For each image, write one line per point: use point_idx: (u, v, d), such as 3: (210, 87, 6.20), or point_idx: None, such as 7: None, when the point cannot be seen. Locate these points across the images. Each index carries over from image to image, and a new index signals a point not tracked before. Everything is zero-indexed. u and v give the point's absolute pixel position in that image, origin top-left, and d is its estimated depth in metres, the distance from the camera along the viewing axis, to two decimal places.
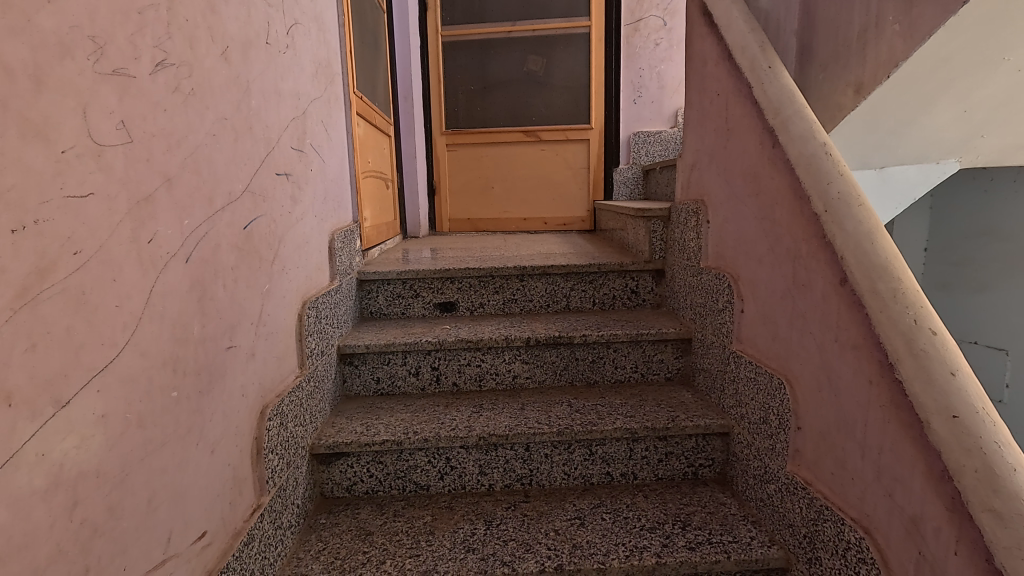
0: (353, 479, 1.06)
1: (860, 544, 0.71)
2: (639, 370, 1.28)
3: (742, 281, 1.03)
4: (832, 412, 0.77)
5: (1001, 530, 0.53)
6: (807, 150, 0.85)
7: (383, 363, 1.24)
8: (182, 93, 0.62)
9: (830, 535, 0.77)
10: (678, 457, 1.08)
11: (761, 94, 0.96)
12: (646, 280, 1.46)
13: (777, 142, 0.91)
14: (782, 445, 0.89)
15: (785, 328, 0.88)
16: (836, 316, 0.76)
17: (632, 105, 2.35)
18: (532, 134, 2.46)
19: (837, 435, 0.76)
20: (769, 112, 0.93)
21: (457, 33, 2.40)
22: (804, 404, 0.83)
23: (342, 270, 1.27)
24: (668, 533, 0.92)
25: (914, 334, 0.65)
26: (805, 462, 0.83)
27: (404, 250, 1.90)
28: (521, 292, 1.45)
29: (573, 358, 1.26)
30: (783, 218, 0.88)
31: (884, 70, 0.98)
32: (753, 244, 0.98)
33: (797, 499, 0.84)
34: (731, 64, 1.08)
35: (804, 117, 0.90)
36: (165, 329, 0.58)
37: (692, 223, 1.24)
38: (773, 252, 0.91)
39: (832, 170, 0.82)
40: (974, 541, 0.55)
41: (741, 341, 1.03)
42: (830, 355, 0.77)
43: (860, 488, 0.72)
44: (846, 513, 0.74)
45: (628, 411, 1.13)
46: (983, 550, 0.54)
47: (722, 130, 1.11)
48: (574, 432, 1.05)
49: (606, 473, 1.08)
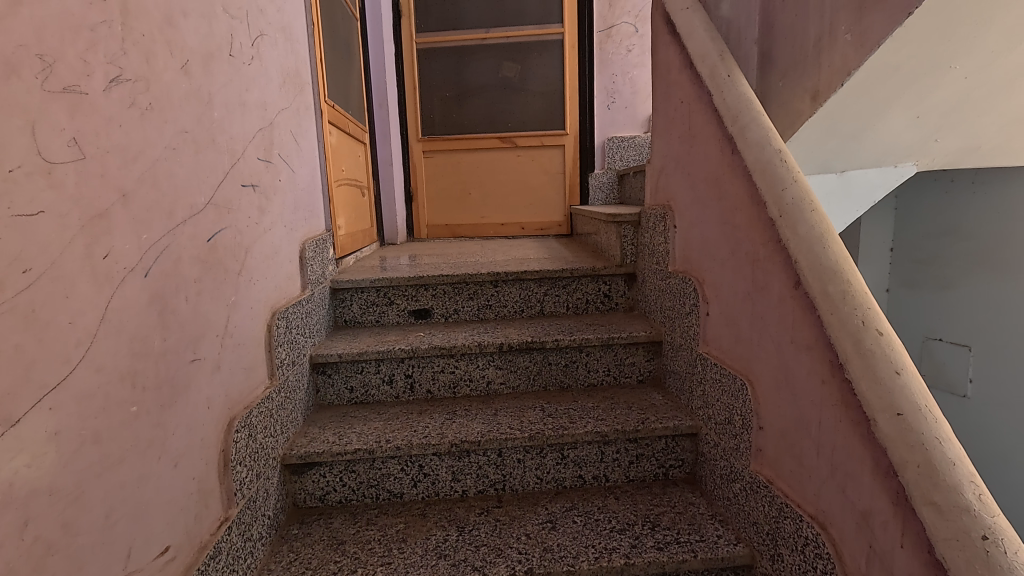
0: (326, 488, 1.06)
1: (817, 540, 0.73)
2: (611, 373, 1.29)
3: (707, 284, 1.05)
4: (789, 411, 0.79)
5: (940, 522, 0.55)
6: (763, 156, 0.88)
7: (356, 372, 1.24)
8: (139, 108, 0.63)
9: (790, 532, 0.79)
10: (648, 459, 1.10)
11: (720, 102, 0.99)
12: (618, 284, 1.48)
13: (736, 149, 0.93)
14: (745, 444, 0.91)
15: (746, 330, 0.90)
16: (792, 318, 0.78)
17: (607, 110, 2.39)
18: (508, 140, 2.48)
19: (795, 433, 0.78)
20: (728, 119, 0.96)
21: (432, 40, 2.41)
22: (764, 404, 0.86)
23: (314, 279, 1.27)
24: (637, 533, 0.93)
25: (861, 334, 0.67)
26: (767, 461, 0.85)
27: (381, 257, 1.90)
28: (495, 298, 1.46)
29: (546, 362, 1.27)
30: (743, 222, 0.91)
31: (838, 78, 1.02)
32: (716, 248, 1.01)
33: (760, 498, 0.86)
34: (692, 72, 1.10)
35: (761, 124, 0.92)
36: (123, 343, 0.58)
37: (660, 228, 1.27)
38: (734, 256, 0.94)
39: (786, 175, 0.84)
40: (917, 533, 0.57)
41: (707, 342, 1.05)
42: (787, 356, 0.79)
43: (816, 484, 0.74)
44: (804, 510, 0.76)
45: (599, 414, 1.14)
46: (925, 545, 0.56)
47: (686, 136, 1.14)
48: (545, 437, 1.06)
49: (578, 476, 1.09)
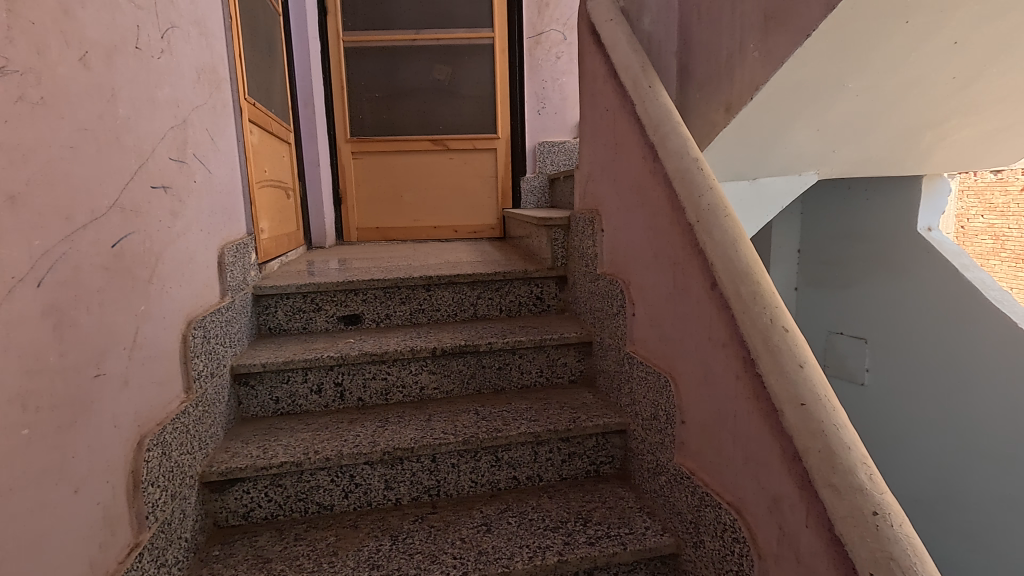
0: (250, 505, 1.01)
1: (734, 525, 0.78)
2: (544, 374, 1.32)
3: (633, 286, 1.09)
4: (708, 405, 0.84)
5: (838, 501, 0.60)
6: (681, 164, 0.93)
7: (281, 382, 1.19)
8: (29, 103, 0.57)
9: (711, 519, 0.83)
10: (580, 456, 1.13)
11: (642, 111, 1.03)
12: (550, 286, 1.51)
13: (657, 157, 0.98)
14: (670, 438, 0.95)
15: (669, 329, 0.95)
16: (709, 317, 0.83)
17: (537, 115, 2.43)
18: (440, 142, 2.46)
19: (713, 426, 0.83)
20: (650, 129, 1.00)
21: (360, 39, 2.36)
22: (685, 399, 0.90)
23: (235, 286, 1.21)
24: (570, 530, 0.95)
25: (769, 332, 0.73)
26: (689, 453, 0.90)
27: (308, 262, 1.83)
28: (428, 302, 1.45)
29: (480, 366, 1.28)
30: (664, 226, 0.95)
31: (748, 92, 1.09)
32: (640, 251, 1.05)
33: (683, 488, 0.91)
34: (616, 82, 1.15)
35: (680, 134, 0.97)
36: (12, 360, 0.53)
37: (588, 232, 1.31)
38: (657, 259, 0.98)
39: (703, 183, 0.89)
40: (818, 513, 0.62)
41: (633, 342, 1.09)
42: (705, 353, 0.84)
43: (732, 473, 0.79)
44: (723, 498, 0.81)
45: (532, 415, 1.16)
46: (824, 521, 0.62)
47: (611, 143, 1.18)
48: (479, 440, 1.06)
49: (513, 477, 1.11)
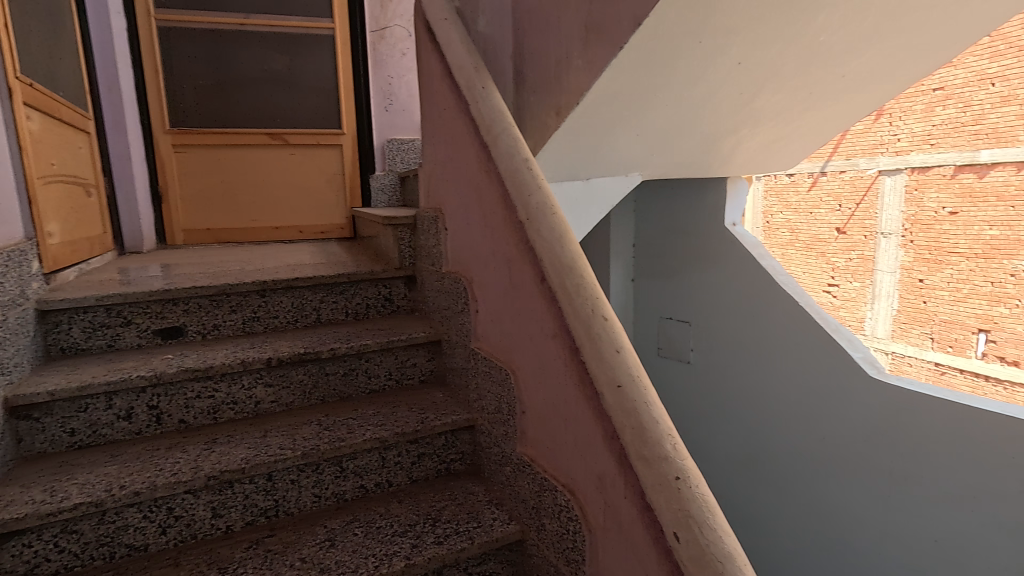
0: (34, 560, 0.85)
1: (569, 505, 0.83)
2: (393, 377, 1.29)
3: (475, 283, 1.11)
4: (543, 395, 0.88)
5: (648, 471, 0.67)
6: (512, 164, 0.96)
7: (77, 410, 1.02)
8: None
9: (549, 502, 0.88)
10: (430, 457, 1.12)
11: (475, 111, 1.05)
12: (399, 286, 1.48)
13: (490, 157, 1.00)
14: (513, 429, 0.99)
15: (507, 324, 0.98)
16: (540, 311, 0.87)
17: (384, 112, 2.37)
18: (279, 137, 2.29)
19: (548, 414, 0.87)
20: (483, 128, 1.03)
21: (178, 19, 2.11)
22: (524, 390, 0.94)
23: (8, 301, 1.01)
24: (418, 533, 0.94)
25: (591, 322, 0.78)
26: (530, 442, 0.94)
27: (117, 269, 1.59)
28: (264, 309, 1.34)
29: (323, 373, 1.21)
30: (499, 224, 0.98)
31: (574, 98, 1.16)
32: (479, 249, 1.07)
33: (526, 476, 0.95)
34: (451, 81, 1.16)
35: (511, 135, 1.01)
36: None
37: (432, 231, 1.30)
38: (494, 256, 1.01)
39: (532, 182, 0.93)
40: (634, 484, 0.69)
41: (478, 338, 1.11)
42: (539, 345, 0.88)
43: (565, 457, 0.84)
44: (559, 481, 0.86)
45: (380, 420, 1.13)
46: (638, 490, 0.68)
47: (449, 142, 1.18)
48: (320, 452, 1.00)
49: (360, 486, 1.07)
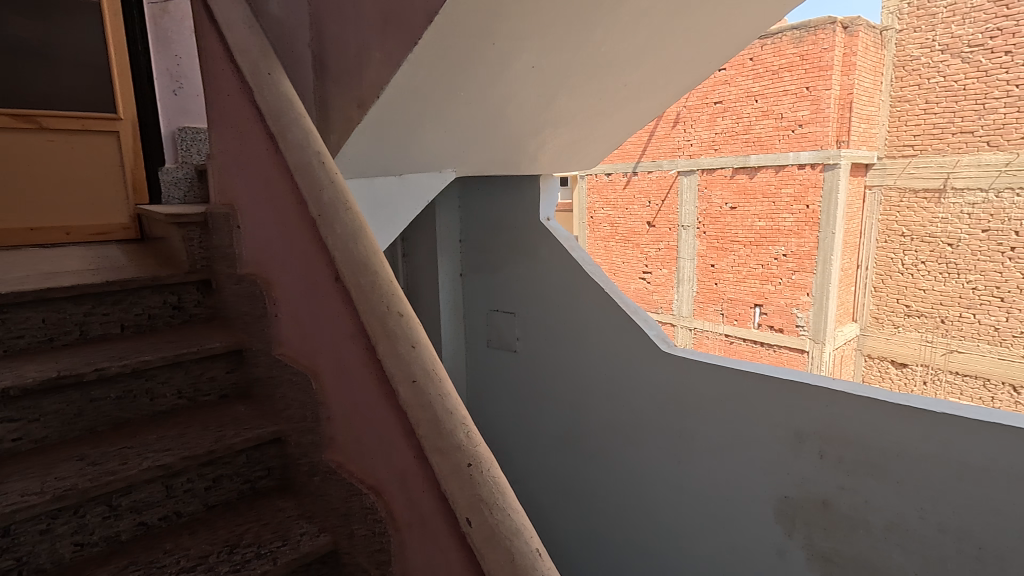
0: None
1: (375, 508, 0.81)
2: (184, 396, 1.15)
3: (273, 285, 1.03)
4: (346, 398, 0.85)
5: (443, 461, 0.68)
6: (303, 157, 0.91)
7: None
8: None
9: (357, 508, 0.85)
10: (230, 478, 1.02)
11: (261, 98, 0.98)
12: (191, 293, 1.32)
13: (278, 149, 0.93)
14: (319, 437, 0.94)
15: (307, 327, 0.93)
16: (336, 311, 0.83)
17: (173, 95, 2.04)
18: (26, 116, 1.75)
19: (352, 417, 0.84)
20: (270, 118, 0.96)
21: None
22: (327, 395, 0.90)
23: None
24: (212, 564, 0.85)
25: (386, 318, 0.77)
26: (336, 447, 0.90)
27: None
28: (4, 328, 1.10)
29: (89, 399, 1.03)
30: (292, 221, 0.92)
31: (375, 90, 1.13)
32: (274, 248, 0.99)
33: (335, 483, 0.90)
34: (234, 65, 1.06)
35: (301, 126, 0.96)
36: None
37: (225, 230, 1.18)
38: (289, 255, 0.94)
39: (323, 177, 0.90)
40: (430, 477, 0.69)
41: (279, 344, 1.03)
42: (338, 346, 0.84)
43: (370, 458, 0.82)
44: (365, 484, 0.83)
45: (165, 445, 0.99)
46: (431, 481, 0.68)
47: (236, 132, 1.08)
48: (80, 492, 0.85)
49: (140, 523, 0.93)
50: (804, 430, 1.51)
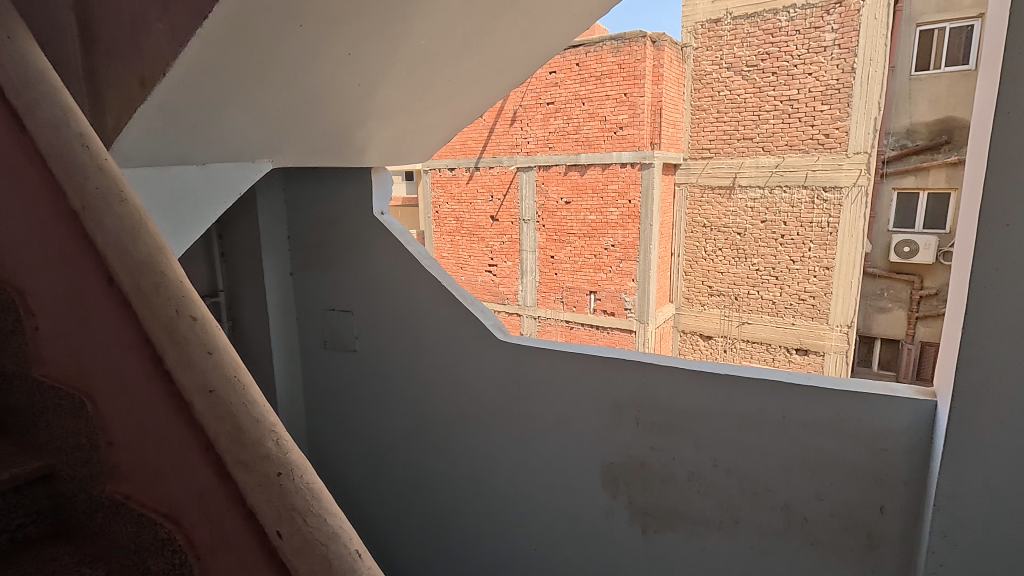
0: None
1: (173, 540, 0.65)
2: None
3: (22, 286, 0.80)
4: (128, 414, 0.69)
5: (247, 476, 0.61)
6: (59, 141, 0.78)
7: None
8: None
9: (150, 544, 0.68)
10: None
11: (3, 73, 0.84)
12: None
13: (22, 129, 0.78)
14: (98, 465, 0.74)
15: (72, 336, 0.74)
16: (109, 317, 0.69)
17: None
18: None
19: (136, 436, 0.68)
20: (12, 93, 0.81)
21: None
22: (105, 414, 0.72)
23: None
24: None
25: (175, 323, 0.68)
26: (118, 476, 0.71)
27: None
28: None
29: None
30: (46, 215, 0.75)
31: (159, 67, 0.99)
32: (23, 248, 0.79)
33: (122, 518, 0.72)
34: None
35: (56, 104, 0.83)
36: None
37: None
38: (47, 253, 0.76)
39: (89, 166, 0.78)
40: (225, 501, 0.60)
41: (42, 363, 0.79)
42: (115, 356, 0.69)
43: (162, 481, 0.66)
44: (159, 513, 0.67)
45: None
46: (229, 499, 0.60)
47: None
48: None
49: None
50: (622, 402, 1.68)
